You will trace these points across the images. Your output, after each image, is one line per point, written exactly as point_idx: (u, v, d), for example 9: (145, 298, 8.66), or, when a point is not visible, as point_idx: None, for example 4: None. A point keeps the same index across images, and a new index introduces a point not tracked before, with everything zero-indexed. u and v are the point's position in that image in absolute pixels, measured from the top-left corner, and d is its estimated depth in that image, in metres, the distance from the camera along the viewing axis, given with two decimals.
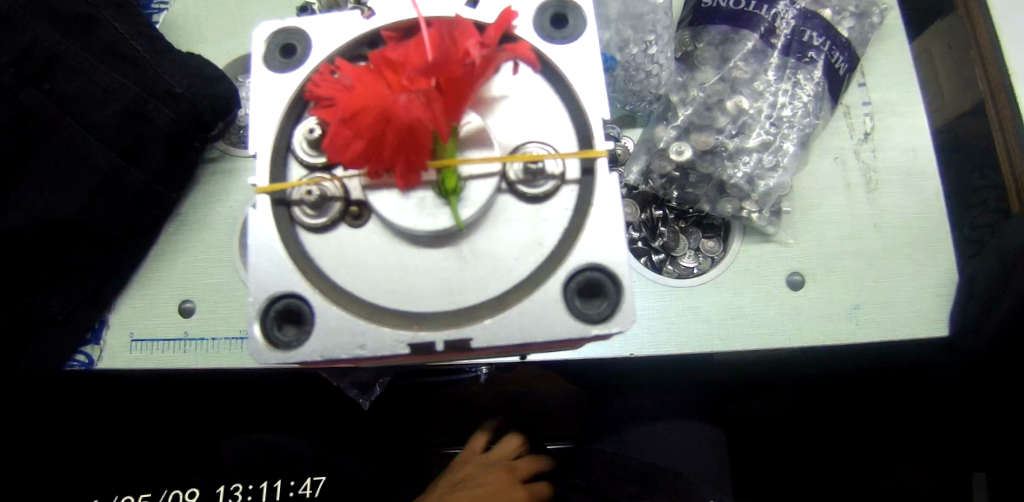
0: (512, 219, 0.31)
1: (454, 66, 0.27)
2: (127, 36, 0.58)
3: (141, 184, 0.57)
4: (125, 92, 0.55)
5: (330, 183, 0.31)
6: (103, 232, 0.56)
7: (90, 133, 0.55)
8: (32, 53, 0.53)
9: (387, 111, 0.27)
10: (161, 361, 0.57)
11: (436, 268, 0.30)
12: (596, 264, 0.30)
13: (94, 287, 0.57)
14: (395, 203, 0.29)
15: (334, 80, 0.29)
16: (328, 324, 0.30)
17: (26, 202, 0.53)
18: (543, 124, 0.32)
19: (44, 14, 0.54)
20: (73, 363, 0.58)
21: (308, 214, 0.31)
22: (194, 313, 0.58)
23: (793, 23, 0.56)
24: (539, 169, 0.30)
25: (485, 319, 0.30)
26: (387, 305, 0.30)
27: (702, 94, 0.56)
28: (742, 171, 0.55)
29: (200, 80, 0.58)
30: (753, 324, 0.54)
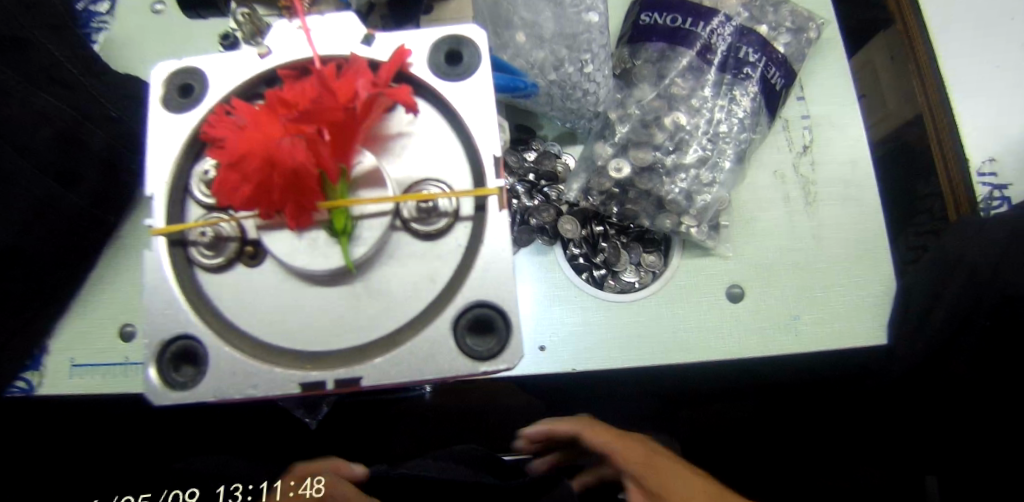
0: (407, 254, 0.33)
1: (339, 109, 0.29)
2: (62, 58, 0.57)
3: (75, 210, 0.55)
4: (59, 115, 0.54)
5: (225, 225, 0.33)
6: (35, 261, 0.54)
7: (21, 157, 0.53)
8: None
9: (271, 154, 0.28)
10: (102, 388, 0.56)
11: (331, 306, 0.33)
12: (484, 301, 0.32)
13: (29, 317, 0.55)
14: (287, 243, 0.31)
15: (228, 121, 0.31)
16: (221, 366, 0.32)
17: None
18: (439, 161, 0.34)
19: None
20: (13, 389, 0.56)
21: (205, 254, 0.33)
22: (134, 338, 0.57)
23: (731, 39, 0.59)
24: (432, 208, 0.32)
25: (374, 358, 0.32)
26: (282, 346, 0.32)
27: (639, 112, 0.58)
28: (680, 187, 0.57)
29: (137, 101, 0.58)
30: (692, 338, 0.56)
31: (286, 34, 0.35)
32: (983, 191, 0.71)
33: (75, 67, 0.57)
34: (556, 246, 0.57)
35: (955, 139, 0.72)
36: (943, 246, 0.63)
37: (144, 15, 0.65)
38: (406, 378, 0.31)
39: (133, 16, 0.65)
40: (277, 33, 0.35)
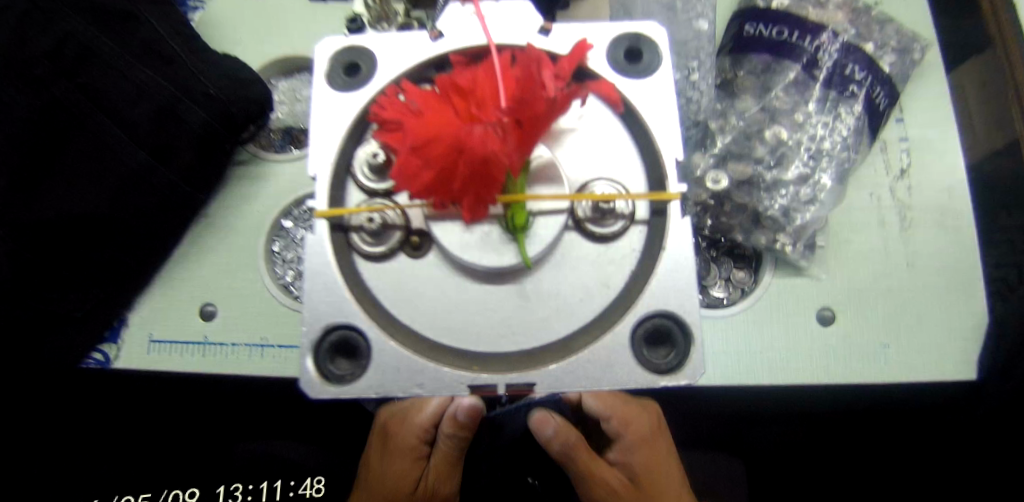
0: (579, 254, 0.33)
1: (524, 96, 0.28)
2: (163, 33, 0.58)
3: (167, 184, 0.57)
4: (158, 90, 0.56)
5: (390, 213, 0.33)
6: (131, 229, 0.57)
7: (123, 130, 0.56)
8: (68, 47, 0.55)
9: (460, 142, 0.27)
10: (179, 365, 0.57)
11: (497, 306, 0.32)
12: (665, 312, 0.32)
13: (115, 287, 0.57)
14: (457, 235, 0.31)
15: (402, 105, 0.31)
16: (384, 362, 0.31)
17: (52, 196, 0.54)
18: (612, 161, 0.34)
19: (87, 10, 0.56)
20: (89, 361, 0.57)
21: (367, 241, 0.33)
22: (216, 318, 0.58)
23: (838, 55, 0.58)
24: (609, 209, 0.32)
25: (550, 364, 0.31)
26: (449, 344, 0.32)
27: (742, 123, 0.57)
28: (779, 203, 0.56)
29: (235, 81, 0.58)
30: (773, 358, 0.55)
31: (456, 22, 0.36)
32: None
33: (176, 41, 0.58)
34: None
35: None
36: None
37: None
38: (582, 384, 0.31)
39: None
40: (449, 19, 0.36)
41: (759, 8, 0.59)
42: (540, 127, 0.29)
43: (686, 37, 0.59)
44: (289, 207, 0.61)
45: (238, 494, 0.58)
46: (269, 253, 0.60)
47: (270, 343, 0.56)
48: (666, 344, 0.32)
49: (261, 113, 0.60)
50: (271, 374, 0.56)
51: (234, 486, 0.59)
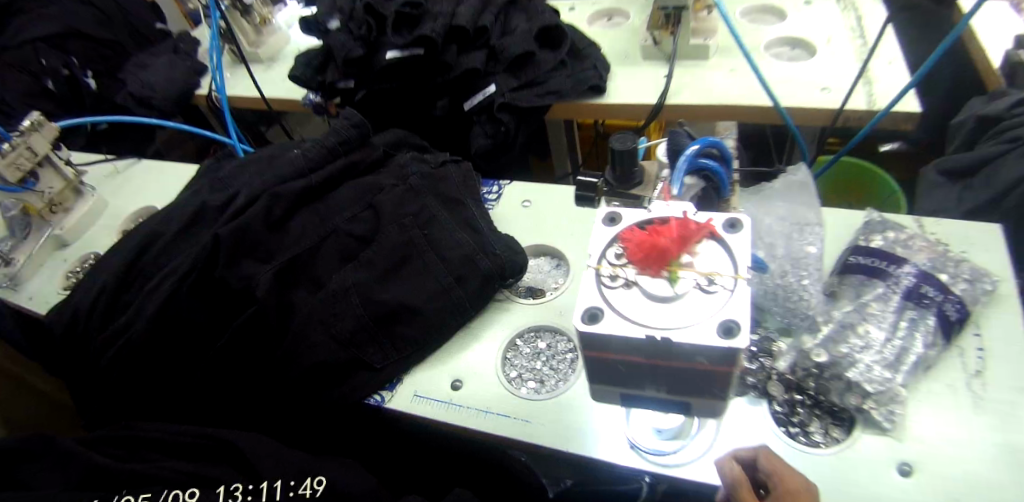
0: (693, 298, 0.49)
1: (689, 229, 0.52)
2: (477, 215, 1.00)
3: (459, 299, 0.91)
4: (467, 245, 0.94)
5: (621, 268, 0.53)
6: (431, 319, 0.91)
7: (439, 259, 0.94)
8: (421, 215, 0.98)
9: (660, 244, 0.51)
10: (428, 410, 0.85)
11: (660, 303, 0.50)
12: (732, 318, 0.47)
13: (405, 355, 0.90)
14: (650, 280, 0.51)
15: (629, 232, 0.54)
16: (609, 323, 0.49)
17: (391, 291, 0.92)
18: (711, 258, 0.52)
19: (433, 194, 1.01)
20: (372, 399, 0.89)
21: (607, 282, 0.52)
22: (461, 388, 0.87)
23: (914, 279, 0.78)
24: (712, 281, 0.50)
25: (679, 327, 0.48)
26: (640, 320, 0.49)
27: (839, 317, 0.77)
28: (858, 374, 0.72)
29: (511, 249, 0.95)
30: (855, 496, 0.68)
31: (661, 205, 0.58)
32: None
33: (482, 221, 0.98)
34: (763, 400, 0.77)
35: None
36: None
37: (519, 209, 1.09)
38: (676, 409, 0.56)
39: (512, 209, 1.09)
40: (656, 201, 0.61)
41: (864, 247, 0.84)
42: (698, 240, 0.53)
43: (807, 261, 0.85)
44: (522, 331, 0.92)
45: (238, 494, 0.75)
46: (504, 359, 0.89)
47: (492, 411, 0.83)
48: (727, 331, 0.46)
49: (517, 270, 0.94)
50: (492, 430, 0.80)
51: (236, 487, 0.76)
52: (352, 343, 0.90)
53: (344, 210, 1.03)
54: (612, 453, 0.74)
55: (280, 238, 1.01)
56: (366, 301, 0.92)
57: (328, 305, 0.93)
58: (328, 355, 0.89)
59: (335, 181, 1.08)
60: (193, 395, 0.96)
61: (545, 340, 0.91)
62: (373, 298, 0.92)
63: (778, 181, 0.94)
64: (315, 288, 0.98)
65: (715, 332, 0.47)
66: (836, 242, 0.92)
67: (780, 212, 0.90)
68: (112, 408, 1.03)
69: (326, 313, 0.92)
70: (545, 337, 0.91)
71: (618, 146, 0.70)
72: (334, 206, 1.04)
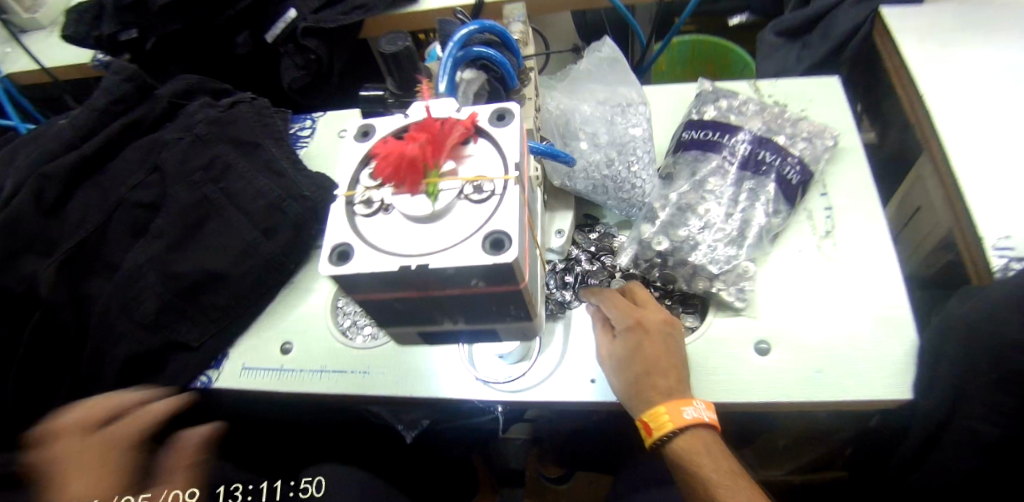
0: (462, 214, 0.40)
1: (444, 131, 0.42)
2: (279, 156, 0.86)
3: (273, 252, 0.80)
4: (272, 193, 0.82)
5: (374, 192, 0.42)
6: (241, 282, 0.79)
7: (241, 213, 0.81)
8: (215, 164, 0.82)
9: (407, 152, 0.40)
10: (260, 385, 0.76)
11: (419, 227, 0.40)
12: (499, 228, 0.38)
13: (224, 325, 0.79)
14: (407, 202, 0.40)
15: (381, 143, 0.43)
16: (362, 259, 0.39)
17: (194, 259, 0.78)
18: (480, 161, 0.42)
19: (227, 140, 0.84)
20: (198, 382, 0.77)
21: (363, 210, 0.41)
22: (291, 352, 0.77)
23: (750, 147, 0.75)
24: (480, 187, 0.40)
25: (440, 252, 0.38)
26: (393, 251, 0.39)
27: (676, 198, 0.74)
28: (704, 257, 0.70)
29: (322, 185, 0.83)
30: (721, 382, 0.66)
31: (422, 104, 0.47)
32: (998, 262, 0.69)
33: (285, 161, 0.85)
34: None
35: (969, 227, 0.74)
36: (955, 305, 0.65)
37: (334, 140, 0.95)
38: (486, 337, 0.49)
39: (327, 141, 0.95)
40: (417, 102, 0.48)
41: (696, 120, 0.79)
42: (465, 144, 0.43)
43: (633, 143, 0.78)
44: None
45: (239, 493, 0.75)
46: (335, 307, 0.80)
47: (326, 368, 0.75)
48: (497, 246, 0.37)
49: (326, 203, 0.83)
50: (324, 391, 0.73)
51: (236, 487, 0.76)
52: (159, 325, 0.76)
53: (127, 177, 0.84)
54: (461, 389, 0.70)
55: (58, 224, 0.80)
56: (162, 276, 0.77)
57: (119, 292, 0.76)
58: (135, 346, 0.75)
59: (116, 144, 0.86)
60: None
61: None
62: (172, 271, 0.77)
63: (584, 63, 0.85)
64: (112, 272, 0.81)
65: (480, 247, 0.37)
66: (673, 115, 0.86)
67: (600, 97, 0.81)
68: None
69: (121, 299, 0.76)
70: None
71: (388, 48, 0.59)
72: (116, 174, 0.84)
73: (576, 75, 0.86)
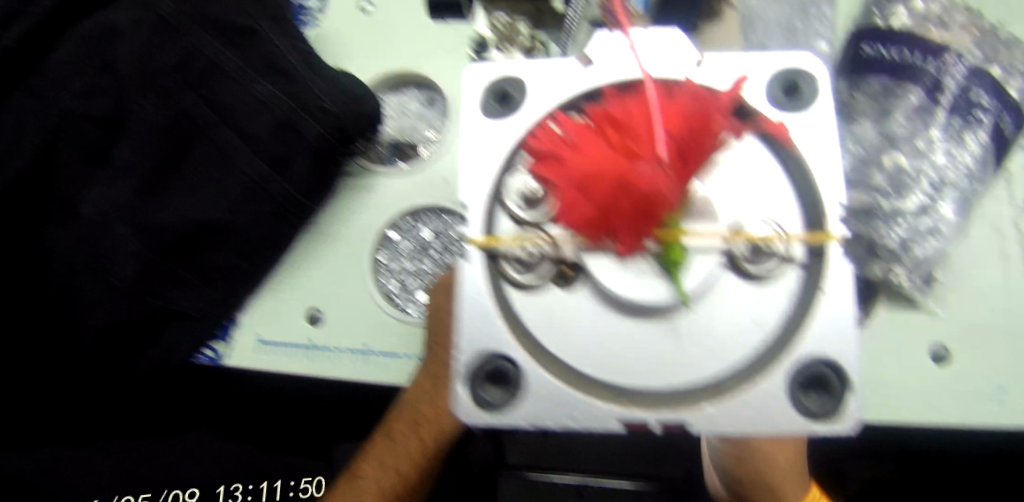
0: (730, 299, 0.27)
1: (692, 133, 0.25)
2: (284, 49, 0.58)
3: (283, 193, 0.56)
4: (278, 104, 0.56)
5: (545, 243, 0.27)
6: (244, 236, 0.57)
7: (241, 139, 0.57)
8: (195, 60, 0.58)
9: (634, 181, 0.24)
10: (286, 368, 0.55)
11: (648, 343, 0.26)
12: (821, 355, 0.26)
13: (226, 290, 0.57)
14: (611, 270, 0.26)
15: (559, 139, 0.26)
16: (542, 392, 0.26)
17: (181, 204, 0.57)
18: (767, 198, 0.28)
19: (208, 24, 0.58)
20: (200, 356, 0.57)
21: (517, 270, 0.27)
22: (322, 323, 0.56)
23: (963, 79, 0.52)
24: (768, 249, 0.26)
25: (704, 403, 0.26)
26: (600, 376, 0.26)
27: (861, 151, 0.54)
28: (896, 234, 0.51)
29: (349, 95, 0.56)
30: (882, 394, 0.52)
31: (612, 48, 0.29)
32: None
33: (292, 56, 0.58)
34: None
35: None
36: None
37: (355, 18, 0.64)
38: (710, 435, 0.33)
39: (345, 20, 0.64)
40: (597, 44, 0.29)
41: (881, 29, 0.55)
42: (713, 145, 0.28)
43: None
44: (397, 217, 0.58)
45: (238, 495, 0.67)
46: (376, 264, 0.57)
47: (375, 351, 0.54)
48: (827, 392, 0.26)
49: (371, 127, 0.57)
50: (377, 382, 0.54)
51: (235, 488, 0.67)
52: (143, 290, 0.57)
53: (72, 79, 0.60)
54: None
55: None
56: (139, 230, 0.57)
57: (85, 242, 0.58)
58: (110, 314, 0.57)
59: (53, 28, 0.62)
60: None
61: (431, 225, 0.58)
62: (151, 222, 0.57)
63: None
64: (66, 217, 0.59)
65: (790, 395, 0.25)
66: (845, 18, 0.61)
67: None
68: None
69: (92, 254, 0.58)
70: (431, 220, 0.58)
71: None
72: (55, 76, 0.61)
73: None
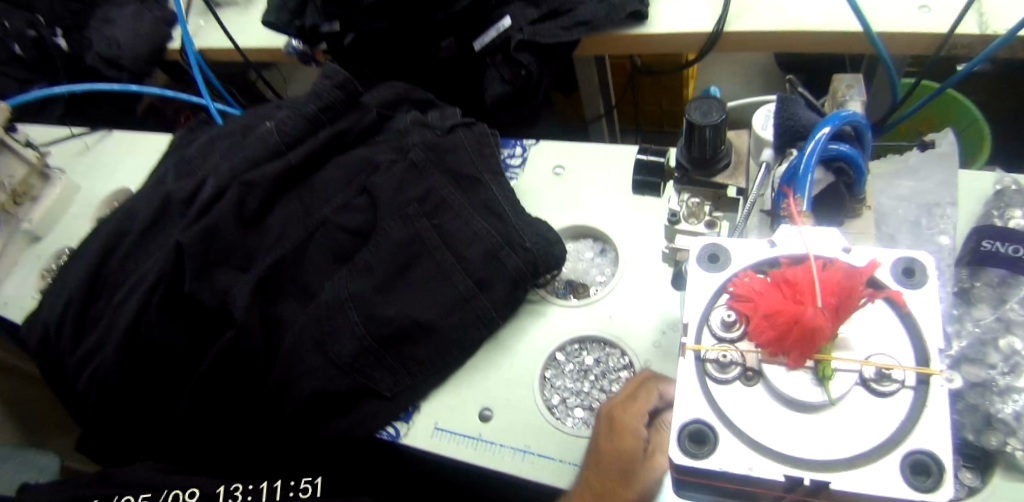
0: (862, 405, 0.37)
1: (843, 293, 0.38)
2: (499, 196, 0.80)
3: (484, 308, 0.75)
4: (489, 236, 0.77)
5: (735, 352, 0.40)
6: (447, 336, 0.75)
7: (457, 260, 0.77)
8: (432, 197, 0.80)
9: (805, 316, 0.36)
10: (457, 451, 0.71)
11: (800, 428, 0.37)
12: (921, 448, 0.36)
13: (421, 379, 0.75)
14: (782, 374, 0.38)
15: (750, 287, 0.40)
16: (724, 446, 0.37)
17: (401, 307, 0.76)
18: (886, 342, 0.39)
19: (445, 172, 0.82)
20: (385, 433, 0.74)
21: (717, 371, 0.40)
22: (491, 421, 0.72)
23: None
24: (888, 373, 0.38)
25: (842, 468, 0.36)
26: (767, 446, 0.37)
27: (977, 329, 0.61)
28: (1012, 407, 0.56)
29: (545, 239, 0.76)
30: None
31: (790, 237, 0.43)
32: None
33: (506, 203, 0.79)
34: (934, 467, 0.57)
35: None
36: None
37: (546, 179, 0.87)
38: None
39: (538, 181, 0.87)
40: (783, 232, 0.44)
41: (999, 228, 0.64)
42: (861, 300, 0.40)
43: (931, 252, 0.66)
44: (564, 343, 0.75)
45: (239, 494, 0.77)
46: (543, 379, 0.73)
47: (531, 450, 0.68)
48: (928, 473, 0.35)
49: (557, 266, 0.77)
50: (526, 475, 0.67)
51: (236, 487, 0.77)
52: (354, 368, 0.74)
53: (336, 196, 0.83)
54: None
55: (259, 238, 0.81)
56: (366, 318, 0.75)
57: (316, 322, 0.76)
58: (322, 384, 0.74)
59: (322, 157, 0.86)
60: (178, 431, 0.83)
61: (592, 354, 0.74)
62: (377, 314, 0.75)
63: (912, 153, 0.74)
64: (306, 300, 0.80)
65: (901, 470, 0.35)
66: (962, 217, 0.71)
67: (902, 194, 0.72)
68: (101, 445, 0.90)
69: (320, 332, 0.76)
70: (592, 350, 0.74)
71: (697, 117, 0.69)
72: (322, 193, 0.84)
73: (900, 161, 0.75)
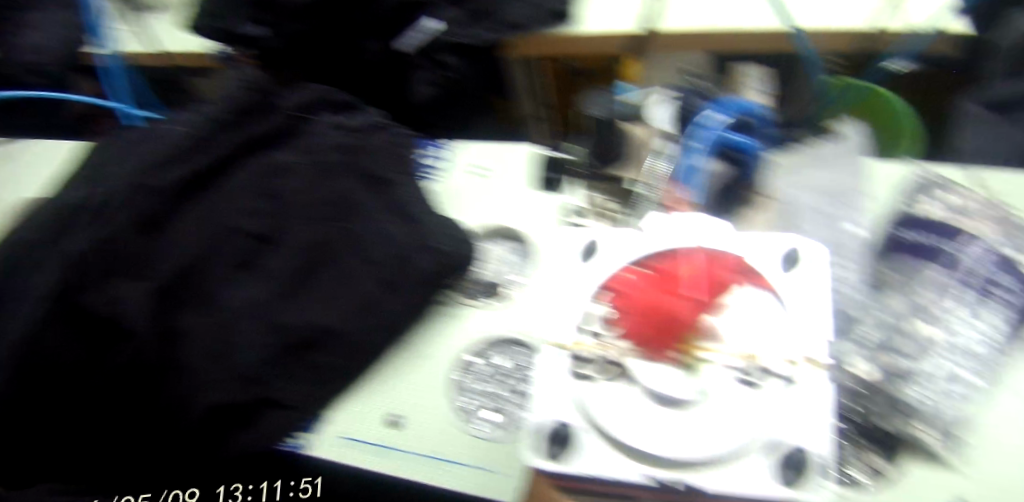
0: (738, 398, 0.44)
1: (698, 292, 0.48)
2: (412, 199, 0.77)
3: (393, 311, 0.71)
4: (399, 239, 0.73)
5: (609, 352, 0.46)
6: (350, 342, 0.70)
7: (365, 262, 0.73)
8: (346, 201, 0.77)
9: (665, 313, 0.46)
10: (363, 460, 0.66)
11: (675, 426, 0.42)
12: (796, 447, 0.42)
13: (325, 387, 0.70)
14: (648, 366, 0.45)
15: (627, 285, 0.50)
16: (609, 459, 0.43)
17: (308, 311, 0.72)
18: (759, 337, 0.46)
19: (360, 175, 0.79)
20: (288, 445, 0.69)
21: (592, 373, 0.46)
22: (400, 428, 0.67)
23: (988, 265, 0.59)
24: (756, 368, 0.44)
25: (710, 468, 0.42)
26: (654, 454, 0.42)
27: (890, 317, 0.60)
28: (919, 394, 0.56)
29: (457, 239, 0.74)
30: None
31: (664, 239, 0.53)
32: None
33: (417, 204, 0.76)
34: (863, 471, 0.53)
35: None
36: None
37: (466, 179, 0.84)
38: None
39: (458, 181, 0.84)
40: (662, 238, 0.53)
41: (920, 218, 0.65)
42: (721, 291, 0.48)
43: (843, 239, 0.69)
44: (476, 344, 0.72)
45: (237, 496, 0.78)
46: (456, 383, 0.69)
47: (443, 456, 0.65)
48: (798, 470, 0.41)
49: (467, 264, 0.74)
50: (439, 483, 0.64)
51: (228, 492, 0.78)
52: (255, 379, 0.69)
53: (241, 199, 0.78)
54: None
55: (150, 242, 0.74)
56: (268, 326, 0.71)
57: (214, 331, 0.71)
58: (218, 397, 0.68)
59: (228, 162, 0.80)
60: None
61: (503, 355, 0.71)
62: (284, 322, 0.71)
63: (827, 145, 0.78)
64: (201, 306, 0.73)
65: (774, 472, 0.41)
66: (874, 203, 0.71)
67: (813, 184, 0.75)
68: None
69: (217, 340, 0.70)
70: (504, 351, 0.71)
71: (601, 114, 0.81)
72: (229, 196, 0.78)
73: (810, 152, 0.78)
